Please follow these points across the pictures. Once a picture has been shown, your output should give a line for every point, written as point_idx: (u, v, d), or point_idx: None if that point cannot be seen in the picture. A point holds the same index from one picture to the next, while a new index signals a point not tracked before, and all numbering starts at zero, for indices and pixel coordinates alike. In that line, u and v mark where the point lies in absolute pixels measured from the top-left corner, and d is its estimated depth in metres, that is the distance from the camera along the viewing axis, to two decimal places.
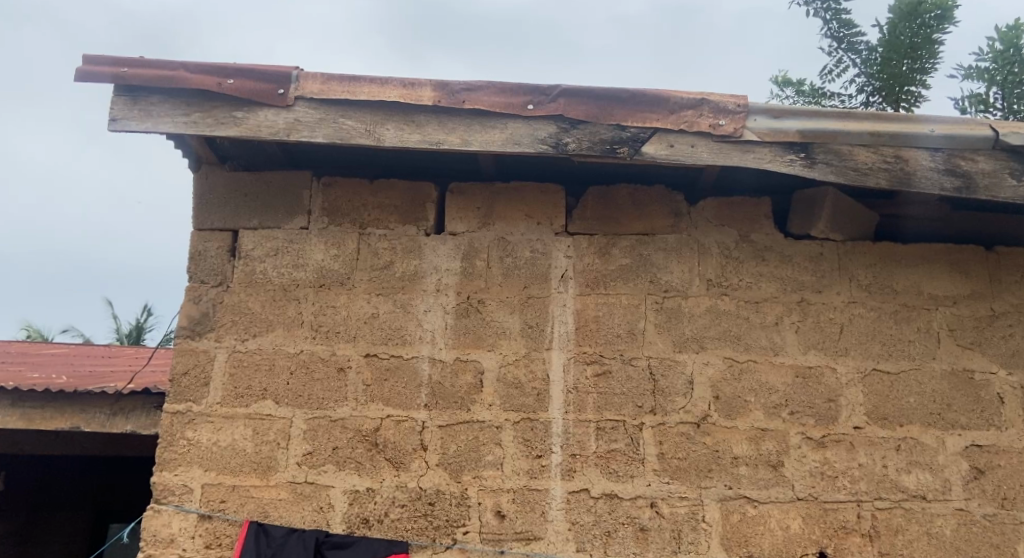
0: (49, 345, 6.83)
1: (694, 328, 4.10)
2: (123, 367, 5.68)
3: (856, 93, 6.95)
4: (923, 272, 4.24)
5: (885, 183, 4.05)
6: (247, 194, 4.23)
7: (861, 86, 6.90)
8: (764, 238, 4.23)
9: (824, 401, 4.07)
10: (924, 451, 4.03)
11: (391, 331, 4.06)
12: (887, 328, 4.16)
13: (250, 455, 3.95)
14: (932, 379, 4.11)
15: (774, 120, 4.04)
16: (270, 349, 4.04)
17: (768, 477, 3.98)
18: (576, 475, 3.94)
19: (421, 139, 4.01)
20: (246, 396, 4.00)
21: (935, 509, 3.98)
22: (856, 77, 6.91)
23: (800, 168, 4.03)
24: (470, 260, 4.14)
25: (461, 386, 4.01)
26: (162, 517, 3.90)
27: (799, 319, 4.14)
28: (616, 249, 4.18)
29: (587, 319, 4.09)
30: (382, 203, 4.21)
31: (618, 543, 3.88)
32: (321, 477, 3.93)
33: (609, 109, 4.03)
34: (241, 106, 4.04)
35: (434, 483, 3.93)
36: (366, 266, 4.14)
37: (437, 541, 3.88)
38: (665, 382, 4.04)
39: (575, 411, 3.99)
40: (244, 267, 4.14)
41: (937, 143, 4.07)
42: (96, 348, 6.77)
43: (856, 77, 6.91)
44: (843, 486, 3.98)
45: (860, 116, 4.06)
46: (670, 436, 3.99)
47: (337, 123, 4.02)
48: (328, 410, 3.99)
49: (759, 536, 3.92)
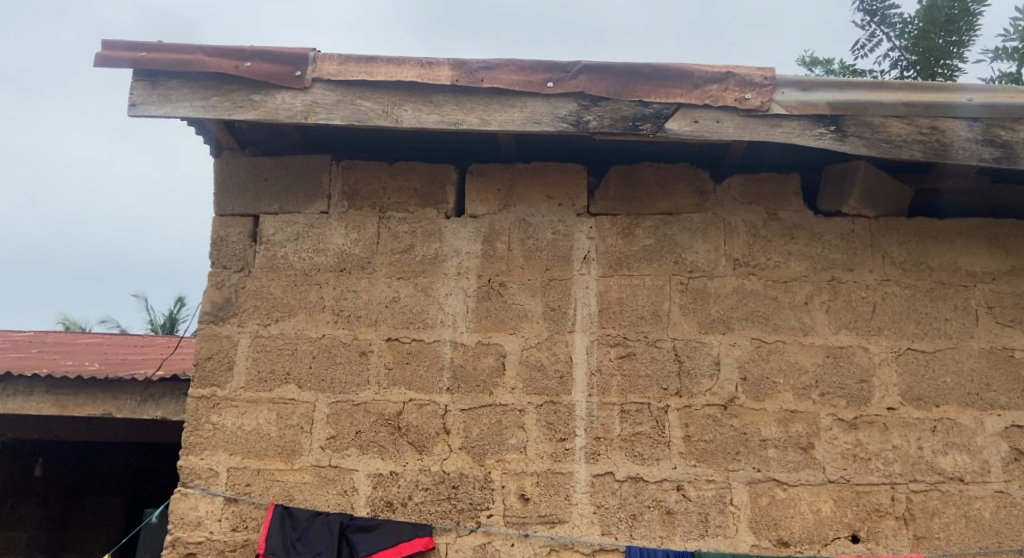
0: (86, 333, 6.97)
1: (720, 308, 4.01)
2: (156, 355, 5.77)
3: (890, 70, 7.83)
4: (960, 248, 4.10)
5: (920, 156, 3.91)
6: (267, 179, 4.23)
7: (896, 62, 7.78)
8: (793, 216, 4.11)
9: (856, 382, 3.96)
10: (961, 432, 3.91)
11: (412, 315, 4.04)
12: (922, 306, 4.03)
13: (274, 439, 3.96)
14: (969, 357, 3.98)
15: (802, 92, 3.91)
16: (292, 334, 4.05)
17: (798, 460, 3.89)
18: (601, 458, 3.89)
19: (440, 119, 3.96)
20: (269, 380, 4.01)
21: (973, 491, 3.86)
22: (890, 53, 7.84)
23: (830, 142, 3.90)
24: (492, 243, 4.10)
25: (483, 369, 3.98)
26: (189, 500, 3.93)
27: (829, 298, 4.03)
28: (640, 229, 4.10)
29: (611, 300, 4.03)
30: (401, 186, 4.19)
31: (645, 527, 3.84)
32: (345, 461, 3.93)
33: (632, 85, 3.93)
34: (259, 89, 4.02)
35: (457, 467, 3.91)
36: (387, 250, 4.12)
37: (460, 524, 3.86)
38: (690, 363, 3.96)
39: (599, 394, 3.94)
40: (266, 252, 4.15)
41: (975, 112, 3.91)
42: (131, 336, 6.90)
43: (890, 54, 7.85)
44: (876, 468, 3.88)
45: (894, 86, 3.91)
46: (697, 419, 3.92)
47: (355, 105, 3.98)
48: (351, 394, 3.98)
49: (790, 519, 3.84)
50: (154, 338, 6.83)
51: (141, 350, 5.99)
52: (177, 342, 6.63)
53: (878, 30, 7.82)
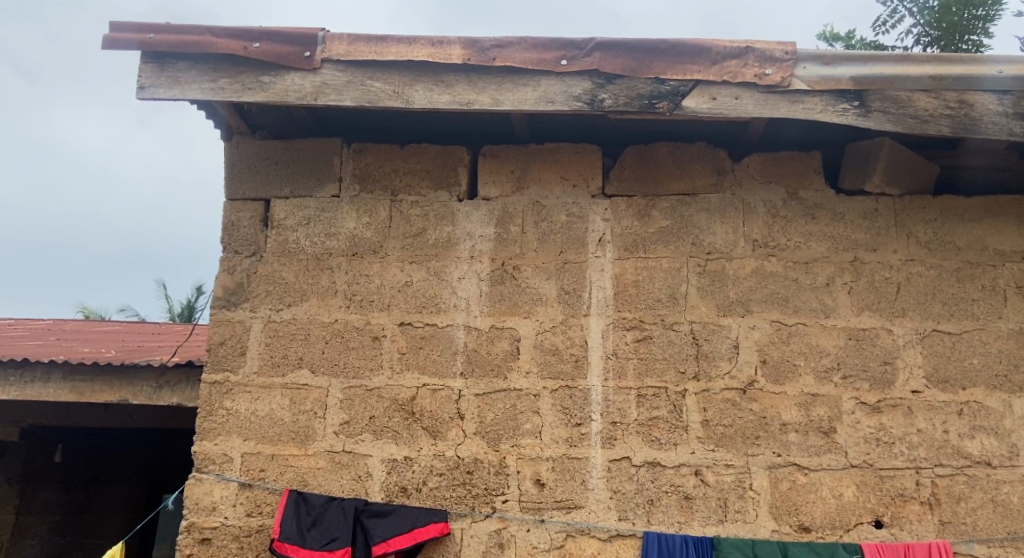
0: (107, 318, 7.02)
1: (739, 291, 3.92)
2: (172, 341, 5.80)
3: (914, 44, 7.71)
4: (987, 227, 3.97)
5: (947, 131, 3.78)
6: (278, 163, 4.20)
7: (918, 36, 7.66)
8: (814, 196, 4.01)
9: (879, 364, 3.86)
10: (988, 415, 3.81)
11: (425, 300, 4.00)
12: (948, 286, 3.92)
13: (288, 425, 3.94)
14: (997, 339, 3.87)
15: (825, 67, 3.79)
16: (305, 319, 4.02)
17: (819, 444, 3.80)
18: (618, 443, 3.83)
19: (451, 99, 3.88)
20: (282, 365, 3.99)
21: (1001, 476, 3.76)
22: (914, 27, 7.71)
23: (853, 118, 3.78)
24: (505, 226, 4.04)
25: (497, 354, 3.93)
26: (204, 486, 3.92)
27: (852, 279, 3.92)
28: (656, 211, 4.01)
29: (627, 283, 3.95)
30: (413, 169, 4.14)
31: (662, 512, 3.78)
32: (359, 446, 3.90)
33: (647, 62, 3.83)
34: (268, 70, 3.96)
35: (471, 452, 3.87)
36: (399, 234, 4.07)
37: (475, 509, 3.83)
38: (708, 347, 3.88)
39: (615, 378, 3.87)
40: (277, 237, 4.12)
41: (1005, 85, 3.77)
42: (151, 322, 6.95)
43: (914, 28, 7.71)
44: (900, 453, 3.79)
45: (920, 58, 3.78)
46: (715, 403, 3.84)
47: (365, 85, 3.92)
48: (364, 379, 3.95)
49: (811, 504, 3.76)
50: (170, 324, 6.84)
51: (156, 337, 5.98)
52: (193, 328, 6.63)
53: (900, 6, 7.64)
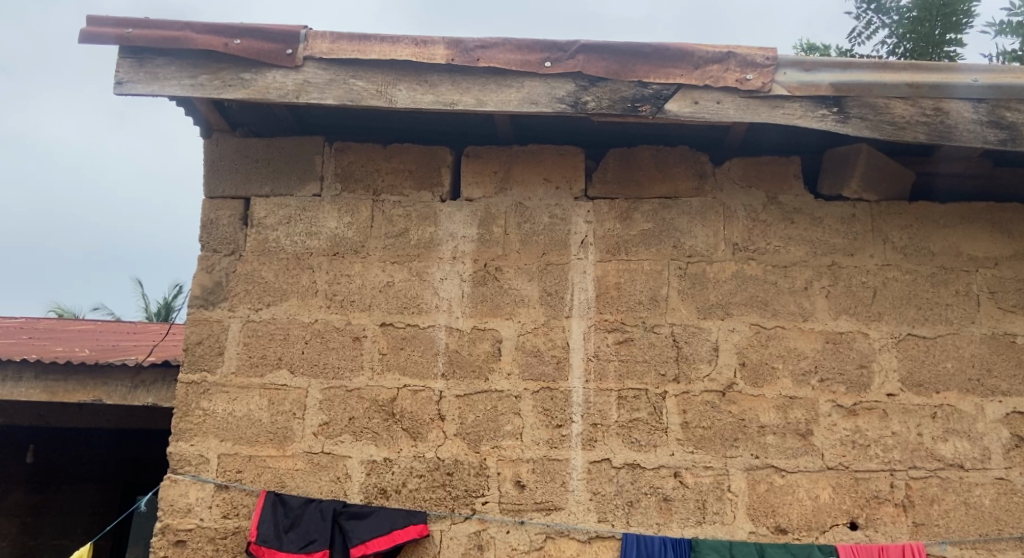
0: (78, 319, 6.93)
1: (719, 294, 3.95)
2: (147, 340, 5.71)
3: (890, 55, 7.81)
4: (962, 232, 4.02)
5: (924, 138, 3.84)
6: (258, 161, 4.17)
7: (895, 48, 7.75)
8: (793, 200, 4.05)
9: (855, 367, 3.91)
10: (961, 418, 3.87)
11: (406, 300, 3.99)
12: (923, 291, 3.97)
13: (266, 425, 3.94)
14: (970, 343, 3.93)
15: (804, 73, 3.84)
16: (284, 319, 4.01)
17: (796, 447, 3.84)
18: (597, 444, 3.84)
19: (434, 100, 3.90)
20: (261, 364, 3.99)
21: (974, 478, 3.82)
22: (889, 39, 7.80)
23: (832, 123, 3.83)
24: (487, 226, 4.04)
25: (478, 355, 3.93)
26: (180, 487, 3.91)
27: (829, 284, 3.97)
28: (638, 214, 4.03)
29: (608, 286, 3.97)
30: (395, 168, 4.13)
31: (641, 514, 3.79)
32: (338, 447, 3.91)
33: (631, 65, 3.86)
34: (250, 67, 3.96)
35: (451, 453, 3.87)
36: (381, 233, 4.06)
37: (455, 511, 3.84)
38: (689, 349, 3.90)
39: (596, 379, 3.89)
40: (257, 236, 4.09)
41: (980, 93, 3.84)
42: (122, 322, 6.87)
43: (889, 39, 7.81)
44: (875, 455, 3.84)
45: (898, 66, 3.84)
46: (695, 405, 3.87)
47: (348, 84, 3.93)
48: (344, 380, 3.95)
49: (787, 506, 3.80)
50: (145, 325, 6.75)
51: (131, 336, 5.88)
52: (168, 329, 6.55)
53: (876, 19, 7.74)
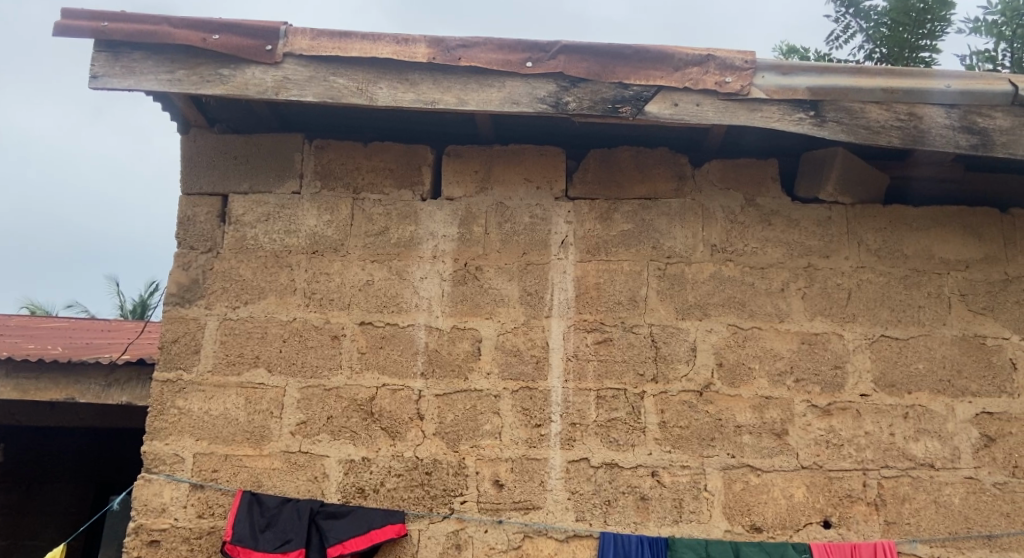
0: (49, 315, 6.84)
1: (697, 294, 3.99)
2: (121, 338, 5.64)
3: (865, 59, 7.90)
4: (934, 235, 4.09)
5: (898, 142, 3.90)
6: (236, 157, 4.15)
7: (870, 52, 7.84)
8: (770, 203, 4.09)
9: (830, 367, 3.96)
10: (933, 418, 3.93)
11: (386, 299, 3.98)
12: (896, 293, 4.03)
13: (242, 424, 3.92)
14: (941, 345, 3.99)
15: (782, 76, 3.88)
16: (262, 317, 3.99)
17: (772, 446, 3.88)
18: (576, 444, 3.86)
19: (415, 98, 3.90)
20: (238, 363, 3.96)
21: (944, 477, 3.88)
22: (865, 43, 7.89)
23: (809, 127, 3.87)
24: (468, 226, 4.04)
25: (458, 354, 3.93)
26: (154, 486, 3.88)
27: (805, 285, 4.01)
28: (618, 214, 4.06)
29: (588, 286, 3.98)
30: (376, 166, 4.12)
31: (619, 513, 3.82)
32: (315, 446, 3.89)
33: (612, 66, 3.88)
34: (228, 63, 3.93)
35: (430, 452, 3.87)
36: (361, 232, 4.05)
37: (434, 510, 3.83)
38: (667, 349, 3.93)
39: (575, 379, 3.90)
40: (234, 233, 4.07)
41: (952, 99, 3.91)
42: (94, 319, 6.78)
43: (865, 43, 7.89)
44: (849, 454, 3.89)
45: (873, 71, 3.90)
46: (672, 405, 3.89)
47: (328, 81, 3.91)
48: (323, 379, 3.93)
49: (763, 504, 3.84)
50: (119, 322, 6.67)
51: (106, 334, 5.81)
52: (142, 327, 6.48)
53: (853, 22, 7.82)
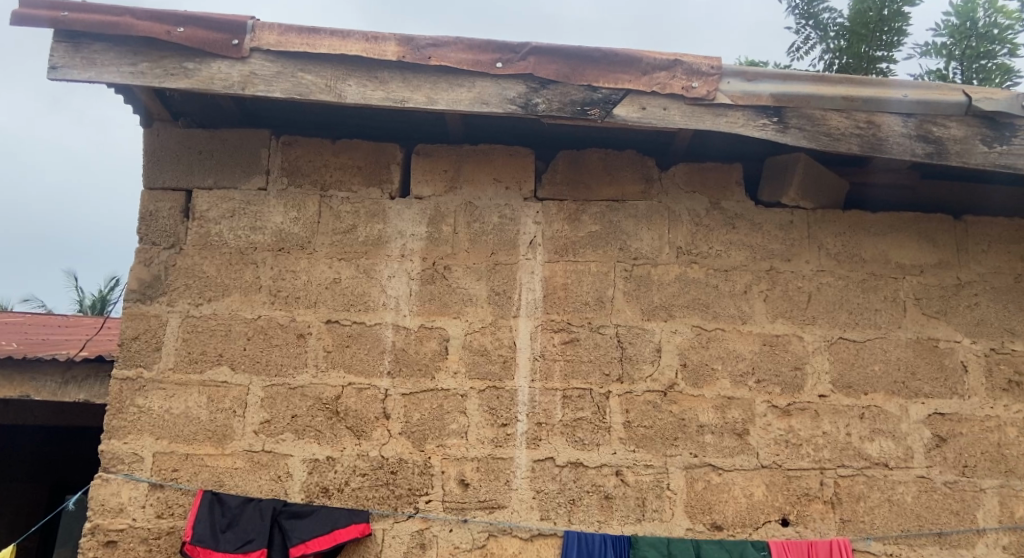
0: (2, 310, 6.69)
1: (662, 296, 4.04)
2: (79, 334, 5.55)
3: None
4: (891, 241, 4.19)
5: (857, 149, 3.98)
6: (201, 152, 4.13)
7: None
8: (735, 206, 4.16)
9: (790, 369, 4.03)
10: (887, 419, 4.02)
11: (353, 297, 3.98)
12: (854, 297, 4.11)
13: (204, 423, 3.88)
14: (897, 347, 4.08)
15: (747, 82, 3.93)
16: (226, 315, 3.97)
17: (733, 445, 3.95)
18: (542, 443, 3.88)
19: (385, 96, 3.89)
20: (200, 361, 3.93)
21: (897, 477, 3.98)
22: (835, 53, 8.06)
23: (772, 133, 3.93)
24: (436, 225, 4.04)
25: (424, 353, 3.94)
26: (111, 486, 3.83)
27: (767, 287, 4.09)
28: (586, 216, 4.09)
29: (556, 286, 4.01)
30: (344, 164, 4.11)
31: (583, 512, 3.85)
32: (279, 445, 3.87)
33: (581, 69, 3.90)
34: (193, 56, 3.88)
35: (396, 452, 3.87)
36: (328, 230, 4.05)
37: (398, 509, 3.83)
38: (632, 350, 3.97)
39: (541, 379, 3.93)
40: (198, 229, 4.05)
41: (909, 108, 4.00)
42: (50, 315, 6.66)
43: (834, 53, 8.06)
44: (807, 454, 3.96)
45: (835, 79, 3.97)
46: (637, 405, 3.94)
47: (296, 77, 3.89)
48: (288, 377, 3.92)
49: (723, 503, 3.90)
50: (77, 318, 6.56)
51: (63, 329, 5.71)
52: (100, 323, 6.38)
53: None
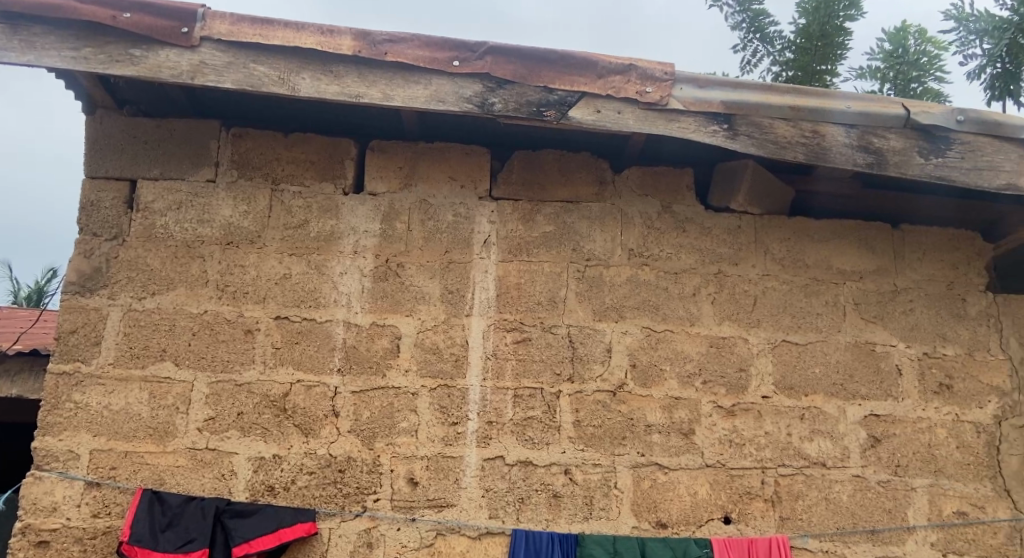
0: None
1: (614, 297, 4.08)
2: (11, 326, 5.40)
3: None
4: (832, 247, 4.30)
5: (802, 158, 4.04)
6: (146, 142, 4.05)
7: None
8: (686, 210, 4.22)
9: (735, 370, 4.10)
10: (826, 420, 4.12)
11: (304, 294, 3.94)
12: (797, 301, 4.21)
13: (145, 420, 3.80)
14: (836, 350, 4.19)
15: (698, 89, 3.97)
16: (170, 309, 3.90)
17: (679, 445, 4.00)
18: (492, 442, 3.89)
19: (339, 91, 3.84)
20: (142, 356, 3.85)
21: (834, 476, 4.08)
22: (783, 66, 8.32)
23: (721, 139, 3.98)
24: (390, 222, 4.02)
25: (375, 351, 3.91)
26: (44, 484, 3.72)
27: (715, 290, 4.16)
28: (540, 216, 4.11)
29: (509, 285, 4.02)
30: (296, 158, 4.07)
31: (531, 510, 3.86)
32: (224, 443, 3.80)
33: (537, 70, 3.91)
34: (139, 43, 3.78)
35: (344, 450, 3.84)
36: (279, 224, 4.01)
37: (346, 508, 3.79)
38: (583, 350, 4.00)
39: (493, 378, 3.93)
40: (143, 221, 3.98)
41: (851, 119, 4.08)
42: None
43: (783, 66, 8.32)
44: (749, 453, 4.04)
45: (782, 88, 4.02)
46: (587, 404, 3.97)
47: (247, 68, 3.81)
48: (234, 374, 3.87)
49: (668, 501, 3.95)
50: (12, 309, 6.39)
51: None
52: (37, 315, 6.22)
53: None
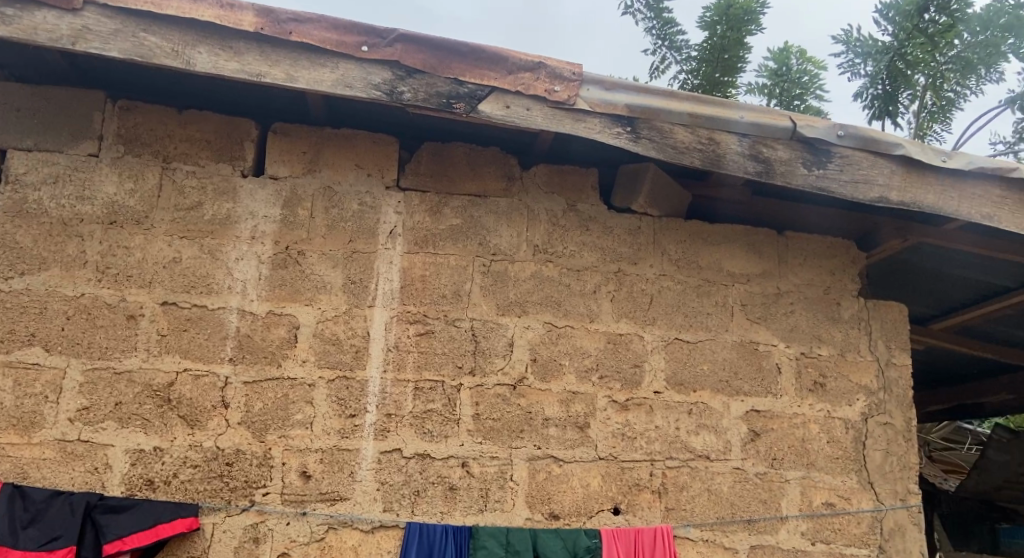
0: None
1: (518, 292, 4.08)
2: None
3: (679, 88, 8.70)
4: (724, 250, 4.44)
5: (699, 164, 4.08)
6: (21, 110, 3.85)
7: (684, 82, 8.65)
8: (591, 209, 4.27)
9: (630, 366, 4.17)
10: (711, 414, 4.23)
11: (195, 279, 3.80)
12: (690, 301, 4.32)
13: (8, 410, 3.61)
14: (723, 348, 4.31)
15: (605, 91, 3.99)
16: (42, 291, 3.70)
17: (574, 437, 4.03)
18: (390, 435, 3.82)
19: (238, 68, 3.68)
20: (7, 341, 3.65)
21: (716, 468, 4.18)
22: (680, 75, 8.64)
23: (626, 142, 4.00)
24: (292, 208, 3.94)
25: (272, 341, 3.80)
26: None
27: (615, 288, 4.22)
28: (448, 209, 4.08)
29: (414, 277, 3.98)
30: (191, 136, 3.93)
31: (426, 503, 3.81)
32: (98, 435, 3.63)
33: (447, 62, 3.85)
34: (14, 3, 3.56)
35: (233, 443, 3.70)
36: (169, 205, 3.86)
37: (232, 503, 3.66)
38: (485, 344, 3.99)
39: (394, 370, 3.87)
40: (14, 193, 3.78)
41: (744, 129, 4.13)
42: None
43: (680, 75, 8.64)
44: (640, 446, 4.11)
45: (682, 95, 4.06)
46: (487, 398, 3.96)
47: (138, 38, 3.63)
48: (112, 361, 3.69)
49: (561, 493, 3.97)
50: None
51: None
52: None
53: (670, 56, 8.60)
